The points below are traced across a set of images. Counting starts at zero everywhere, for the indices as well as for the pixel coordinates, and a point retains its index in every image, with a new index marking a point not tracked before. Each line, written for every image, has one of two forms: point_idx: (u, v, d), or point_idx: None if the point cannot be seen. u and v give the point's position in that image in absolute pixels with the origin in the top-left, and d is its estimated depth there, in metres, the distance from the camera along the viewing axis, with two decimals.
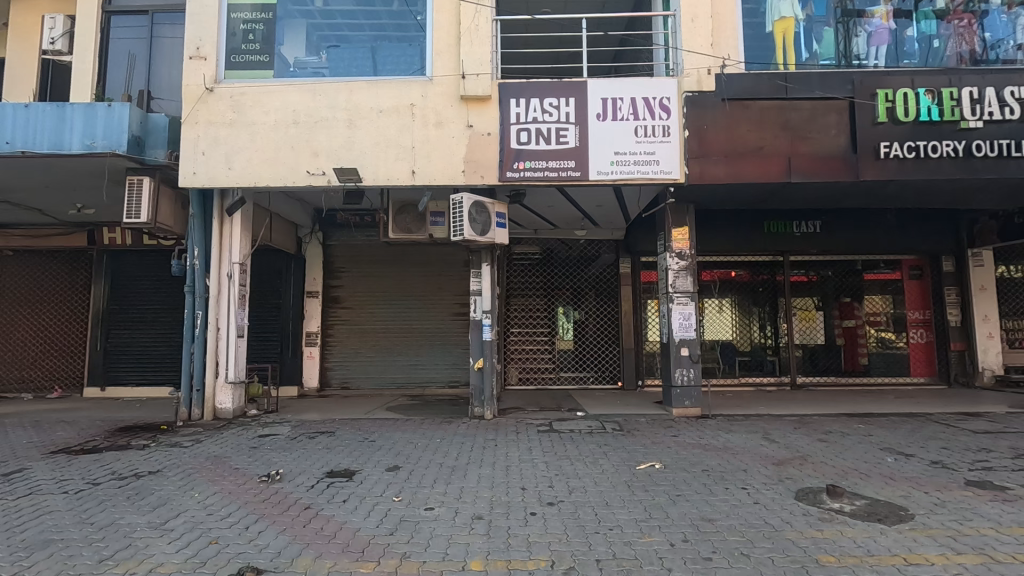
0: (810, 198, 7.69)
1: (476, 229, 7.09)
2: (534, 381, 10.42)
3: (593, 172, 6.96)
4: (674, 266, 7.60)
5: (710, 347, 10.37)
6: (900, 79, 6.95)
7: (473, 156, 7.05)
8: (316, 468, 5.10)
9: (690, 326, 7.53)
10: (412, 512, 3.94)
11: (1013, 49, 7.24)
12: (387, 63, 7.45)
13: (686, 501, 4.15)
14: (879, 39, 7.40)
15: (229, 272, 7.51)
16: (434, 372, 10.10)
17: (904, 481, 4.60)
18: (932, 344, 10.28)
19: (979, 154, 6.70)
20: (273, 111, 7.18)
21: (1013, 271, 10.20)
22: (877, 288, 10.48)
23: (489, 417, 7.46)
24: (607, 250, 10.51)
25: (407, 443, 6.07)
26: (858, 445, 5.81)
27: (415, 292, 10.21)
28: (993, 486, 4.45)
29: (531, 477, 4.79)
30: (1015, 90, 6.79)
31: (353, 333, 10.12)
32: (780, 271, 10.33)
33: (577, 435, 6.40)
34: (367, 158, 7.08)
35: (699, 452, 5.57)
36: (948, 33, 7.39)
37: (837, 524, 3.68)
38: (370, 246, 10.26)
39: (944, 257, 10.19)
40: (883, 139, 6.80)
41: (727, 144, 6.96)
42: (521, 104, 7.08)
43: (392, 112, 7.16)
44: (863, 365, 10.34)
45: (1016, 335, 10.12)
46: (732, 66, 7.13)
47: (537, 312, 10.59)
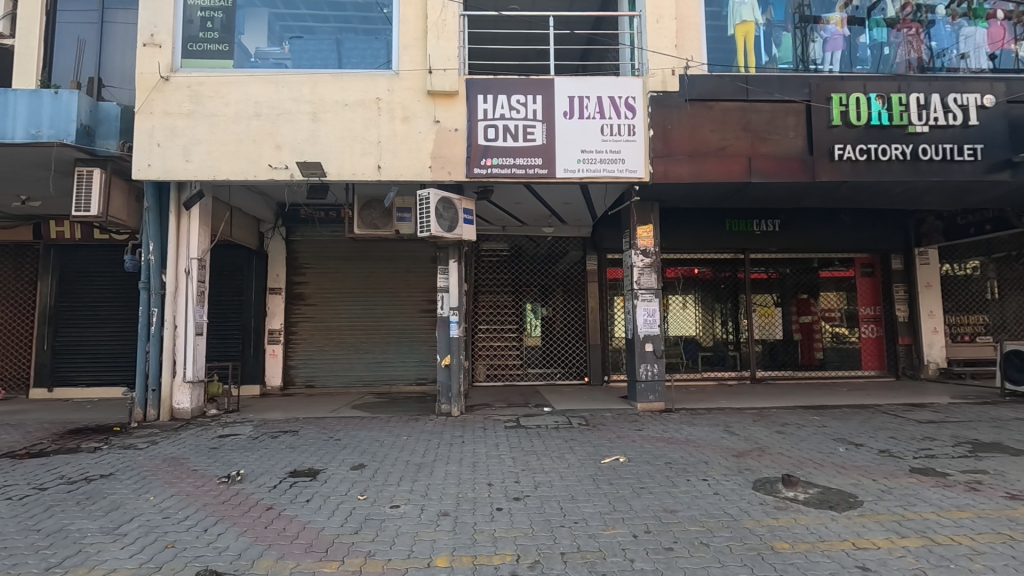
0: (769, 198, 7.92)
1: (444, 226, 7.05)
2: (502, 377, 10.44)
3: (560, 170, 7.00)
4: (638, 264, 7.74)
5: (674, 343, 10.59)
6: (853, 84, 7.22)
7: (440, 152, 7.01)
8: (279, 468, 4.99)
9: (654, 321, 7.68)
10: (378, 511, 3.90)
11: (956, 58, 7.64)
12: (353, 55, 7.33)
13: (650, 493, 4.24)
14: (834, 45, 7.69)
15: (187, 267, 7.31)
16: (401, 370, 10.02)
17: (855, 469, 4.80)
18: (882, 338, 10.75)
19: (926, 157, 7.02)
20: (233, 103, 6.97)
21: (957, 268, 10.76)
22: (832, 285, 10.88)
23: (456, 414, 7.45)
24: (574, 247, 10.62)
25: (373, 441, 6.02)
26: (813, 436, 6.03)
27: (381, 289, 10.09)
28: (935, 473, 4.70)
29: (497, 472, 4.81)
30: (958, 98, 7.15)
31: (318, 330, 9.95)
32: (741, 268, 10.63)
33: (544, 430, 6.46)
34: (331, 152, 6.95)
35: (662, 445, 5.69)
36: (898, 41, 7.72)
37: (791, 512, 3.82)
38: (335, 242, 10.10)
39: (893, 255, 10.67)
40: (837, 141, 7.06)
41: (690, 144, 7.11)
42: (489, 101, 7.07)
43: (358, 105, 7.05)
44: (819, 359, 10.74)
45: (959, 330, 10.70)
46: (696, 68, 7.28)
47: (505, 309, 10.62)
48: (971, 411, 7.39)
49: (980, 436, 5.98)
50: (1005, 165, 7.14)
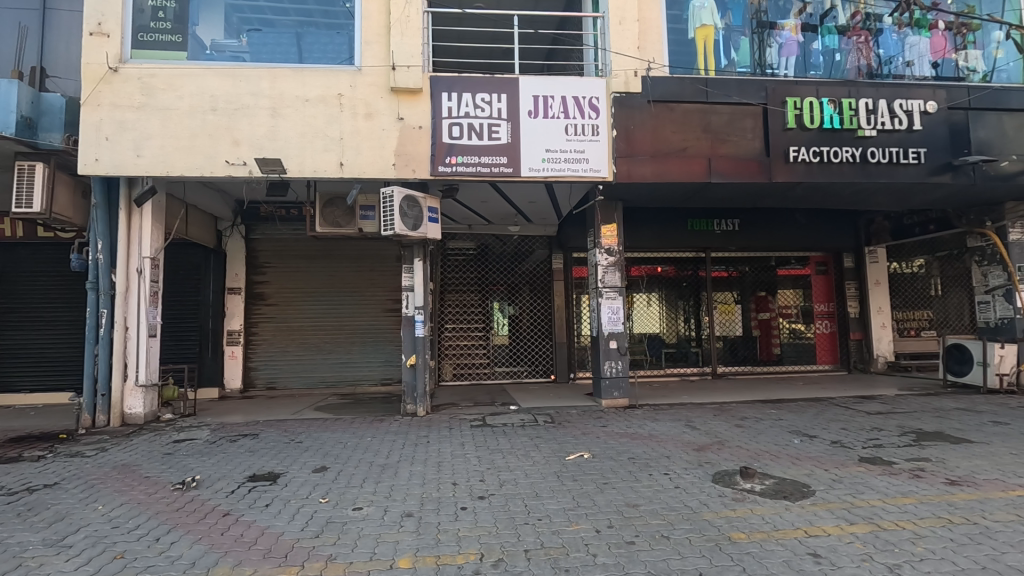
0: (728, 198, 8.13)
1: (408, 224, 6.97)
2: (468, 377, 10.41)
3: (525, 168, 7.02)
4: (603, 262, 7.84)
5: (639, 340, 10.77)
6: (807, 89, 7.48)
7: (404, 149, 6.94)
8: (237, 472, 4.86)
9: (618, 319, 7.79)
10: (340, 513, 3.84)
11: (901, 66, 8.01)
12: (313, 50, 7.16)
13: (613, 488, 4.30)
14: (789, 51, 7.95)
15: (139, 267, 7.02)
16: (366, 370, 9.89)
17: (808, 460, 4.99)
18: (835, 334, 11.19)
19: (874, 160, 7.33)
20: (188, 96, 6.73)
21: (904, 267, 11.25)
22: (789, 283, 11.25)
23: (422, 414, 7.39)
24: (540, 246, 10.67)
25: (336, 443, 5.92)
26: (770, 429, 6.23)
27: (345, 289, 9.93)
28: (882, 461, 4.92)
29: (463, 472, 4.81)
30: (904, 103, 7.49)
31: (279, 331, 9.72)
32: (703, 266, 10.88)
33: (509, 428, 6.47)
34: (291, 148, 6.79)
35: (626, 441, 5.79)
36: (848, 48, 8.03)
37: (748, 503, 3.94)
38: (297, 240, 9.87)
39: (846, 254, 11.10)
40: (792, 144, 7.31)
41: (653, 145, 7.24)
42: (454, 99, 7.04)
43: (319, 101, 6.90)
44: (777, 354, 11.10)
45: (905, 325, 11.24)
46: (657, 70, 7.41)
47: (472, 308, 10.59)
48: (916, 402, 7.76)
49: (924, 426, 6.29)
50: (946, 168, 7.52)
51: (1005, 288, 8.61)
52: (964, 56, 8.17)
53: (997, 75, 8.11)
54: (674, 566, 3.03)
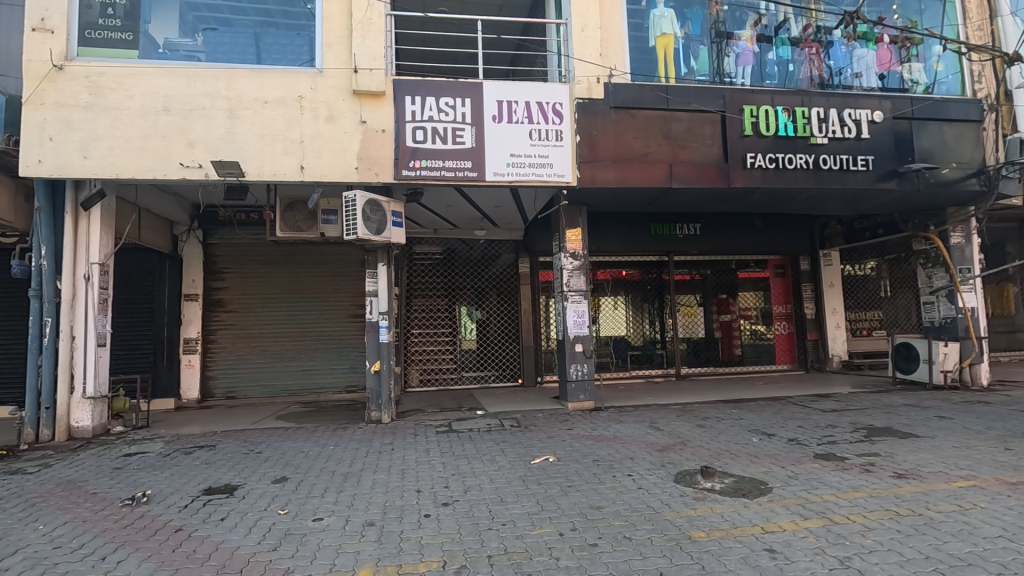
0: (690, 203, 8.32)
1: (371, 228, 6.88)
2: (435, 382, 10.33)
3: (490, 173, 7.03)
4: (568, 266, 7.90)
5: (605, 343, 10.89)
6: (762, 98, 7.72)
7: (367, 153, 6.85)
8: (191, 486, 4.68)
9: (583, 322, 7.86)
10: (299, 525, 3.75)
11: (850, 77, 8.36)
12: (272, 51, 7.01)
13: (577, 491, 4.33)
14: (745, 60, 8.20)
15: (86, 273, 6.71)
16: (330, 377, 9.70)
17: (766, 458, 5.13)
18: (793, 334, 11.57)
19: (826, 166, 7.62)
20: (140, 96, 6.49)
21: (856, 269, 11.65)
22: (749, 285, 11.56)
23: (387, 421, 7.29)
24: (507, 250, 10.68)
25: (297, 452, 5.78)
26: (731, 428, 6.38)
27: (308, 294, 9.73)
28: (835, 457, 5.10)
29: (427, 478, 4.76)
30: (853, 113, 7.81)
31: (239, 338, 9.44)
32: (666, 270, 11.08)
33: (475, 434, 6.45)
34: (249, 150, 6.62)
35: (591, 443, 5.84)
36: (801, 59, 8.34)
37: (708, 502, 4.02)
38: (257, 245, 9.62)
39: (801, 257, 11.50)
40: (749, 150, 7.53)
41: (616, 150, 7.36)
42: (417, 102, 6.99)
43: (279, 103, 6.76)
44: (738, 355, 11.37)
45: (858, 325, 11.70)
46: (619, 76, 7.53)
47: (438, 313, 10.52)
48: (868, 399, 8.07)
49: (874, 422, 6.55)
50: (892, 175, 7.86)
51: (948, 289, 9.01)
52: (908, 69, 8.59)
53: (938, 87, 8.56)
54: (636, 567, 3.06)
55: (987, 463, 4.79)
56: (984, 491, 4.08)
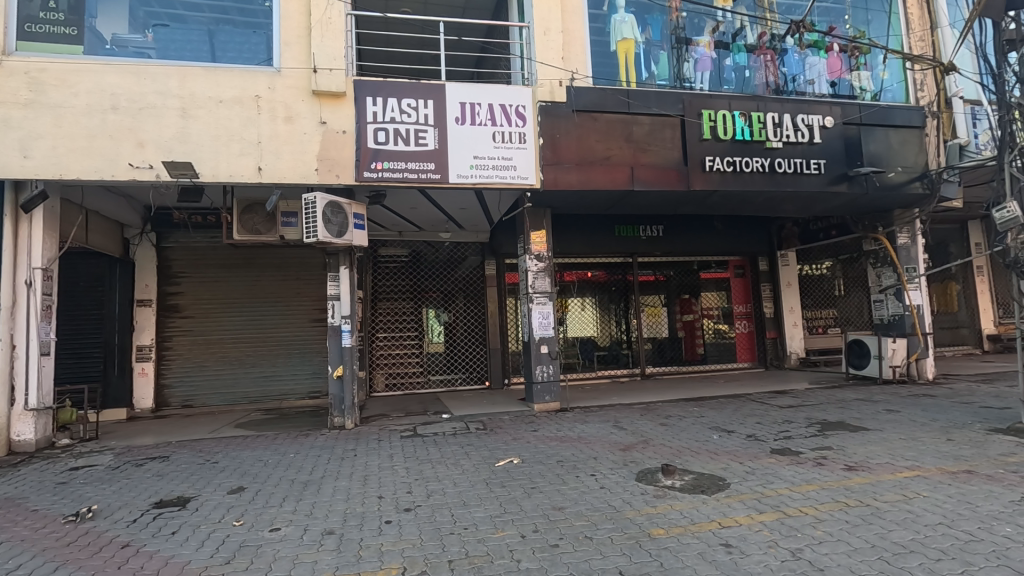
0: (651, 205, 8.45)
1: (332, 231, 6.75)
2: (402, 386, 10.20)
3: (453, 175, 6.99)
4: (533, 267, 7.93)
5: (572, 344, 10.96)
6: (720, 103, 7.92)
7: (327, 154, 6.74)
8: (141, 500, 4.49)
9: (548, 324, 7.90)
10: (254, 536, 3.64)
11: (802, 84, 8.67)
12: (227, 49, 6.83)
13: (540, 492, 4.34)
14: (703, 66, 8.41)
15: (28, 279, 6.39)
16: (292, 383, 9.49)
17: (725, 454, 5.25)
18: (753, 333, 11.90)
19: (781, 170, 7.87)
20: (85, 93, 6.22)
21: (812, 269, 12.06)
22: (711, 285, 11.82)
23: (350, 426, 7.17)
24: (472, 252, 10.65)
25: (256, 461, 5.62)
26: (692, 426, 6.51)
27: (269, 298, 9.50)
28: (791, 452, 5.26)
29: (389, 484, 4.69)
30: (806, 118, 8.09)
31: (196, 344, 9.15)
32: (631, 271, 11.23)
33: (440, 438, 6.39)
34: (204, 151, 6.42)
35: (555, 444, 5.86)
36: (757, 65, 8.59)
37: (668, 499, 4.08)
38: (214, 248, 9.33)
39: (760, 258, 11.83)
40: (708, 154, 7.71)
41: (578, 153, 7.43)
42: (379, 104, 6.91)
43: (235, 102, 6.58)
44: (700, 354, 11.60)
45: (814, 323, 12.11)
46: (581, 80, 7.61)
47: (404, 316, 10.42)
48: (822, 395, 8.35)
49: (828, 417, 6.78)
50: (843, 179, 8.18)
51: (896, 288, 9.38)
52: (857, 77, 8.95)
53: (884, 95, 8.94)
54: (596, 566, 3.08)
55: (930, 453, 5.01)
56: (928, 480, 4.27)
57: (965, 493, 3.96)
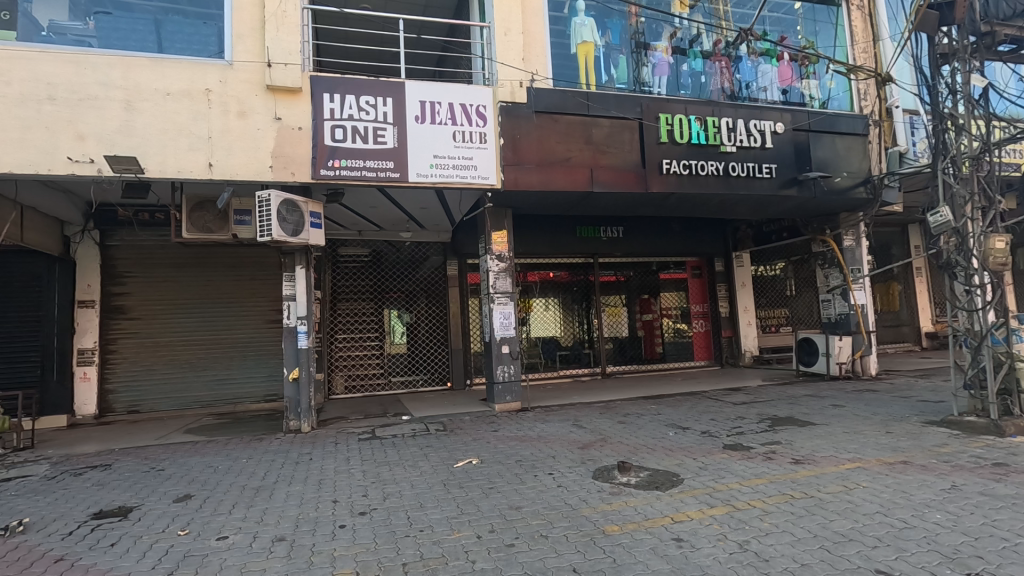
0: (611, 206, 8.56)
1: (287, 229, 6.57)
2: (362, 388, 10.03)
3: (412, 174, 6.92)
4: (494, 268, 7.92)
5: (534, 344, 11.01)
6: (677, 107, 8.09)
7: (282, 151, 6.57)
8: (78, 511, 4.27)
9: (510, 324, 7.90)
10: (201, 545, 3.52)
11: (755, 90, 8.96)
12: (176, 40, 6.58)
13: (498, 493, 4.34)
14: (661, 71, 8.59)
15: None
16: (246, 386, 9.21)
17: (679, 451, 5.37)
18: (709, 332, 12.24)
19: (734, 173, 8.11)
20: (18, 82, 5.86)
21: (766, 270, 12.48)
22: (670, 286, 12.07)
23: (307, 430, 7.01)
24: (434, 252, 10.58)
25: (205, 468, 5.42)
26: (649, 423, 6.64)
27: (222, 299, 9.20)
28: (742, 447, 5.42)
29: (345, 487, 4.61)
30: (758, 124, 8.36)
31: (144, 347, 8.76)
32: (592, 271, 11.37)
33: (400, 439, 6.32)
34: (150, 146, 6.17)
35: (515, 444, 5.87)
36: (712, 71, 8.84)
37: (623, 496, 4.15)
38: (163, 247, 8.98)
39: (716, 259, 12.17)
40: (665, 157, 7.89)
41: (539, 154, 7.48)
42: (336, 100, 6.78)
43: (183, 95, 6.34)
44: (659, 352, 11.83)
45: (767, 322, 12.55)
46: (541, 82, 7.66)
47: (365, 317, 10.25)
48: (774, 391, 8.64)
49: (778, 412, 7.03)
50: (793, 183, 8.50)
51: (842, 288, 9.80)
52: (806, 85, 9.31)
53: (831, 103, 9.33)
54: (550, 564, 3.10)
55: (871, 446, 5.25)
56: (867, 471, 4.48)
57: (900, 482, 4.17)
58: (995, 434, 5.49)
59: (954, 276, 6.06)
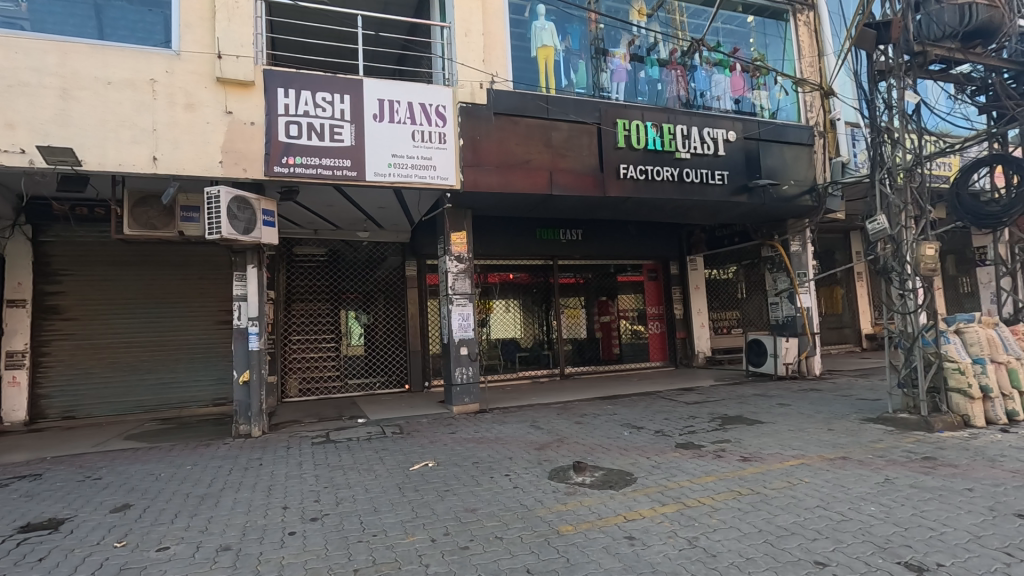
0: (570, 209, 8.66)
1: (237, 227, 6.35)
2: (317, 391, 9.80)
3: (370, 173, 6.81)
4: (453, 269, 7.88)
5: (494, 345, 11.01)
6: (634, 113, 8.26)
7: (233, 146, 6.35)
8: (3, 525, 4.00)
9: (468, 325, 7.87)
10: (139, 557, 3.35)
11: (708, 99, 9.25)
12: (118, 26, 6.26)
13: (453, 495, 4.31)
14: (619, 77, 8.75)
15: None
16: (193, 390, 8.86)
17: (634, 450, 5.48)
18: (665, 333, 12.54)
19: (689, 179, 8.34)
20: None
21: (719, 273, 12.90)
22: (628, 288, 12.31)
23: (257, 434, 6.79)
24: (393, 253, 10.43)
25: (146, 476, 5.18)
26: (605, 423, 6.74)
27: (167, 299, 8.82)
28: (694, 446, 5.58)
29: (297, 493, 4.49)
30: (711, 131, 8.62)
31: (81, 349, 8.29)
32: (552, 274, 11.47)
33: (355, 443, 6.20)
34: (88, 137, 5.85)
35: (472, 446, 5.86)
36: (668, 79, 9.05)
37: (578, 495, 4.20)
38: (103, 244, 8.53)
39: (671, 262, 12.47)
40: (622, 162, 8.04)
41: (498, 155, 7.49)
42: (291, 96, 6.60)
43: (126, 85, 6.04)
44: (617, 353, 12.03)
45: (719, 324, 12.95)
46: (501, 83, 7.69)
47: (321, 318, 10.02)
48: (725, 391, 8.92)
49: (728, 411, 7.26)
50: (744, 189, 8.80)
51: (789, 291, 10.21)
52: (757, 95, 9.66)
53: (781, 114, 9.72)
54: (504, 566, 3.10)
55: (813, 443, 5.49)
56: (809, 467, 4.68)
57: (839, 477, 4.38)
58: (926, 430, 5.83)
59: (890, 281, 6.39)
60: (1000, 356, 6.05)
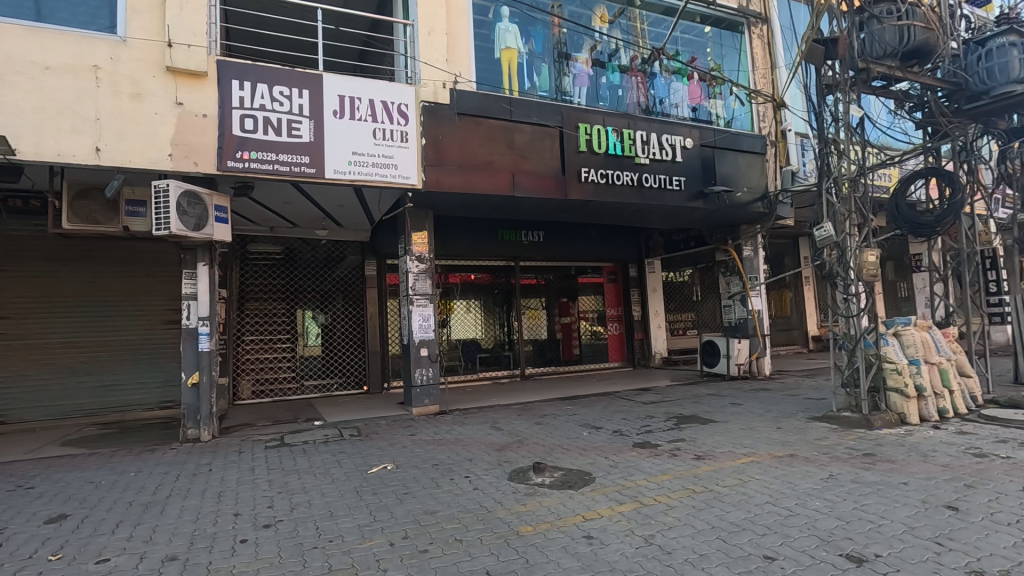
0: (532, 211, 8.70)
1: (187, 223, 6.10)
2: (270, 393, 9.51)
3: (329, 170, 6.66)
4: (414, 269, 7.80)
5: (455, 346, 10.95)
6: (596, 117, 8.39)
7: (184, 138, 6.10)
8: None
9: (429, 326, 7.80)
10: (75, 571, 3.17)
11: (667, 106, 9.48)
12: (58, 8, 5.90)
13: (412, 498, 4.27)
14: (581, 82, 8.86)
15: None
16: (138, 393, 8.46)
17: (592, 450, 5.56)
18: (623, 334, 12.77)
19: (647, 184, 8.53)
20: None
21: (676, 276, 13.25)
22: (588, 290, 12.47)
23: (207, 439, 6.53)
24: (352, 252, 10.24)
25: (84, 484, 4.90)
26: (565, 424, 6.81)
27: (110, 297, 8.39)
28: (650, 445, 5.70)
29: (249, 499, 4.34)
30: (670, 138, 8.85)
31: (12, 350, 7.76)
32: (513, 275, 11.50)
33: (311, 446, 6.05)
34: (23, 125, 5.50)
35: (432, 448, 5.81)
36: (629, 85, 9.24)
37: (538, 496, 4.23)
38: (39, 238, 8.01)
39: (630, 265, 12.72)
40: (584, 165, 8.14)
41: (460, 155, 7.46)
42: (246, 88, 6.39)
43: (66, 71, 5.72)
44: (577, 354, 12.18)
45: (675, 325, 13.28)
46: (464, 84, 7.67)
47: (276, 318, 9.74)
48: (680, 391, 9.16)
49: (684, 411, 7.45)
50: (700, 196, 9.06)
51: (742, 294, 10.53)
52: (714, 104, 9.95)
53: (735, 122, 10.07)
54: (463, 568, 3.09)
55: (763, 441, 5.70)
56: (759, 464, 4.86)
57: (787, 474, 4.57)
58: (866, 427, 6.14)
59: (835, 285, 6.69)
60: (933, 357, 6.44)
